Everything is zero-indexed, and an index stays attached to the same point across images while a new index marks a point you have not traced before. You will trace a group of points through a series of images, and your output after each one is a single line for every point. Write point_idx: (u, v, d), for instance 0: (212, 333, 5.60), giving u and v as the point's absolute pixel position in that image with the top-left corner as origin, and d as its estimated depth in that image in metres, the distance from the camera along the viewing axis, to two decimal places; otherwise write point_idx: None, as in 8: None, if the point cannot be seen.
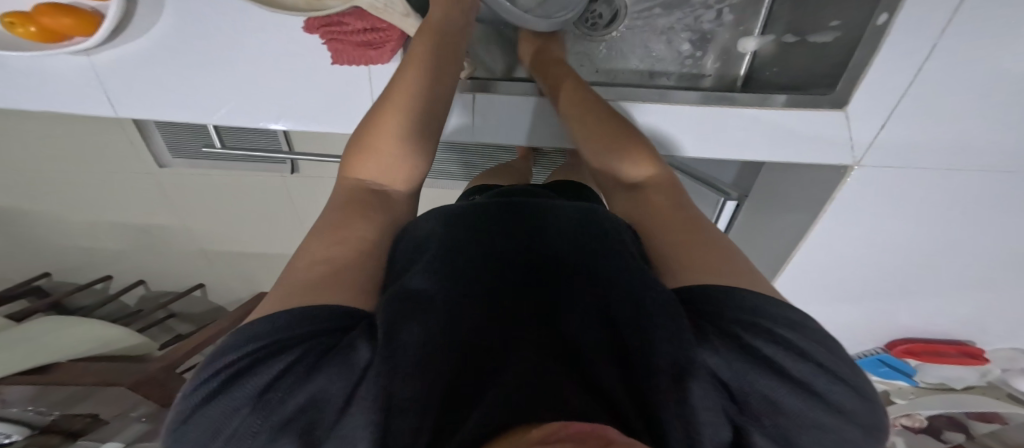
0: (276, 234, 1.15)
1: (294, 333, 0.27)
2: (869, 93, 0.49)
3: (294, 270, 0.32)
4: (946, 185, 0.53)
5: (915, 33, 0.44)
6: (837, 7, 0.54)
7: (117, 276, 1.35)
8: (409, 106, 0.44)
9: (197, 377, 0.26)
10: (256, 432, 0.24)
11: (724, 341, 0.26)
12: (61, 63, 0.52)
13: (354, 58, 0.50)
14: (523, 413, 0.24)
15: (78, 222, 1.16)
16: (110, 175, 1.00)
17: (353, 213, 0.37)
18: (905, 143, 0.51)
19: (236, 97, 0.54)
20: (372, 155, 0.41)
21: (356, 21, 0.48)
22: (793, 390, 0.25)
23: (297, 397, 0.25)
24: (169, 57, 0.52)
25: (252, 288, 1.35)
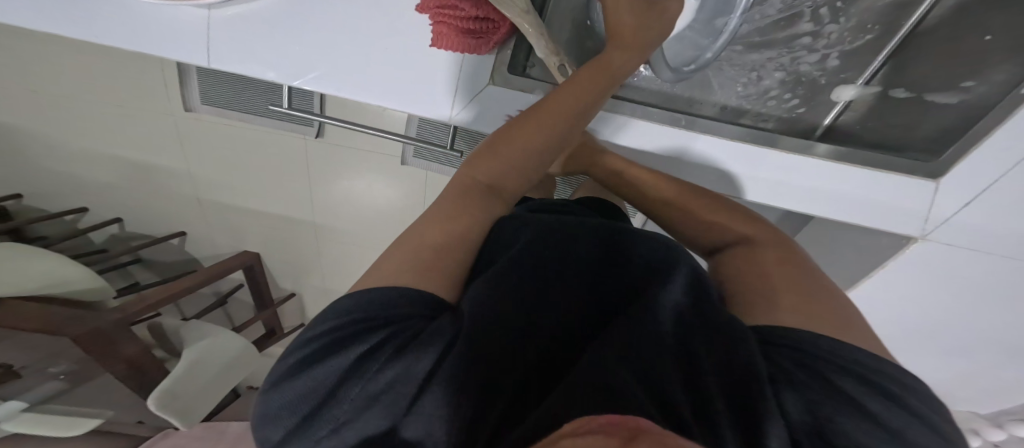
0: (281, 193, 1.17)
1: (383, 316, 0.29)
2: (988, 161, 0.42)
3: (394, 252, 0.33)
4: (1003, 274, 0.50)
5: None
6: (970, 68, 0.48)
7: (92, 210, 1.29)
8: (546, 145, 0.43)
9: (298, 341, 0.30)
10: (346, 402, 0.27)
11: (807, 380, 0.25)
12: (181, 14, 0.47)
13: (453, 43, 0.43)
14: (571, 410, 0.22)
15: (85, 147, 1.15)
16: (135, 108, 1.05)
17: (458, 209, 0.37)
18: (983, 225, 0.46)
19: (328, 64, 0.46)
20: (495, 163, 0.41)
21: (472, 6, 0.41)
22: (888, 438, 0.22)
23: (381, 380, 0.27)
24: (286, 20, 0.46)
25: (236, 245, 1.32)
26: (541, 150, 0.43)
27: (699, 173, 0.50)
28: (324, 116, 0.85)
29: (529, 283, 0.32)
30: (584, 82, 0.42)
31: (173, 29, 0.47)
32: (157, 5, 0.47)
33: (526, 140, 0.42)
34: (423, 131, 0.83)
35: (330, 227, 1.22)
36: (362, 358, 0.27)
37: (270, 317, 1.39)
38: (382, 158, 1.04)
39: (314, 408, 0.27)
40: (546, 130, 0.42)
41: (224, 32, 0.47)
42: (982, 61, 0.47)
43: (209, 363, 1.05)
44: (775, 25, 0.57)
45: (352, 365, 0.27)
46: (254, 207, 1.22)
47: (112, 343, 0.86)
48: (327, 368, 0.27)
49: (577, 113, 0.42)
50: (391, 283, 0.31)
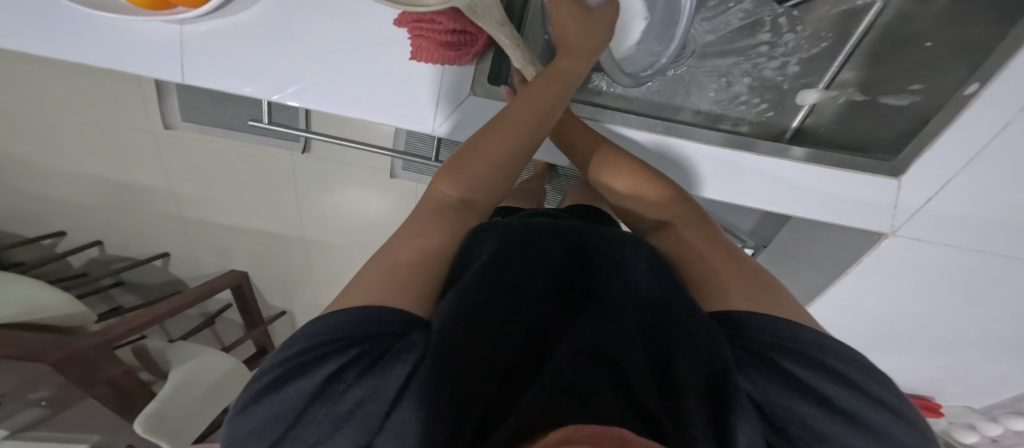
0: (268, 209, 1.16)
1: (354, 333, 0.29)
2: (941, 156, 0.44)
3: (375, 269, 0.34)
4: (975, 267, 0.51)
5: (995, 113, 0.41)
6: (916, 72, 0.52)
7: (71, 233, 1.27)
8: (514, 154, 0.42)
9: (270, 362, 0.30)
10: (321, 419, 0.27)
11: (763, 370, 0.29)
12: (153, 30, 0.47)
13: (433, 56, 0.44)
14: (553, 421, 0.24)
15: (64, 168, 1.14)
16: (116, 128, 1.04)
17: (435, 224, 0.38)
18: (947, 217, 0.47)
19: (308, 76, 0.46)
20: (463, 177, 0.41)
21: (449, 20, 0.41)
22: (832, 417, 0.26)
23: (351, 397, 0.27)
24: (263, 33, 0.46)
25: (222, 264, 1.30)
26: (509, 157, 0.42)
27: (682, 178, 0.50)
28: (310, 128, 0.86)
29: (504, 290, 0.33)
30: (539, 92, 0.43)
31: (147, 46, 0.47)
32: (131, 23, 0.46)
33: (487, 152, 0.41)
34: (411, 144, 0.84)
35: (318, 241, 1.21)
36: (333, 376, 0.28)
37: (260, 335, 1.36)
38: (371, 170, 1.05)
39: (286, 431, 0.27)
40: (514, 139, 0.42)
41: (197, 47, 0.47)
42: (931, 66, 0.51)
43: (197, 383, 1.02)
44: (738, 33, 0.60)
45: (323, 384, 0.28)
46: (239, 224, 1.21)
47: (93, 369, 0.83)
48: (298, 389, 0.28)
49: (534, 120, 0.42)
50: (360, 303, 0.31)
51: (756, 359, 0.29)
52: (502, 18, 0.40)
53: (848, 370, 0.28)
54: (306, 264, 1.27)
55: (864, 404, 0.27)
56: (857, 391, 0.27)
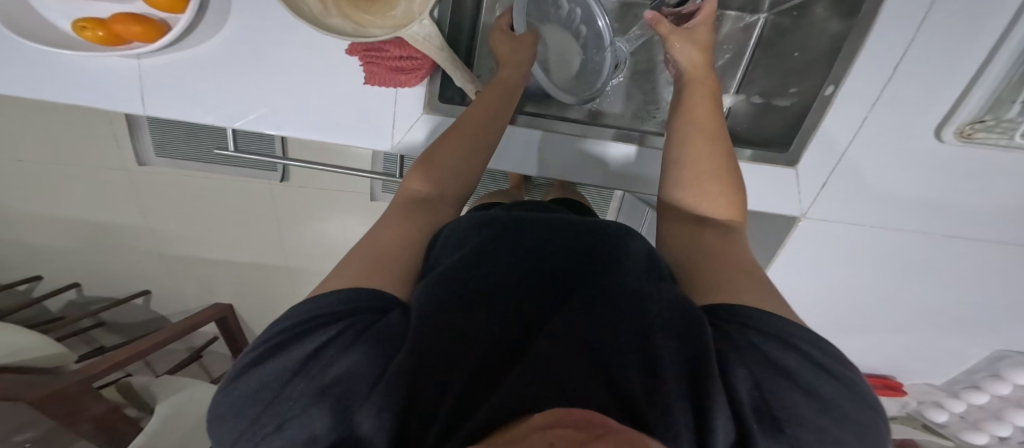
0: (250, 239, 1.18)
1: (345, 311, 0.34)
2: (813, 148, 0.56)
3: (355, 257, 0.39)
4: (880, 242, 0.61)
5: (844, 107, 0.54)
6: (798, 77, 0.62)
7: (47, 277, 1.26)
8: (473, 149, 0.51)
9: (267, 333, 0.34)
10: (303, 391, 0.31)
11: (756, 361, 0.31)
12: (111, 65, 0.51)
13: (385, 81, 0.50)
14: (530, 397, 0.27)
15: (36, 212, 1.13)
16: (89, 170, 1.04)
17: (412, 216, 0.45)
18: (843, 198, 0.58)
19: (266, 101, 0.52)
20: (430, 170, 0.49)
21: (395, 48, 0.48)
22: (808, 402, 0.29)
23: (336, 369, 0.31)
24: (220, 64, 0.51)
25: (206, 297, 1.30)
26: (467, 151, 0.51)
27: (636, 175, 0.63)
28: (287, 157, 0.83)
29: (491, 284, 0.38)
30: (489, 97, 0.55)
31: (109, 78, 0.51)
32: (94, 59, 0.51)
33: (450, 147, 0.50)
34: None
35: (304, 268, 1.23)
36: (322, 351, 0.32)
37: None
38: (350, 195, 1.06)
39: (275, 398, 0.31)
40: (472, 136, 0.51)
41: (157, 78, 0.52)
42: (800, 72, 0.61)
43: (186, 414, 1.02)
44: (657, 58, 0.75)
45: (312, 358, 0.32)
46: (220, 257, 1.21)
47: (78, 407, 0.85)
48: (289, 359, 0.32)
49: (487, 120, 0.53)
50: (348, 286, 0.36)
51: (746, 350, 0.31)
52: (439, 44, 0.48)
53: (819, 354, 0.31)
54: (293, 292, 1.28)
55: (840, 393, 0.29)
56: (827, 376, 0.30)
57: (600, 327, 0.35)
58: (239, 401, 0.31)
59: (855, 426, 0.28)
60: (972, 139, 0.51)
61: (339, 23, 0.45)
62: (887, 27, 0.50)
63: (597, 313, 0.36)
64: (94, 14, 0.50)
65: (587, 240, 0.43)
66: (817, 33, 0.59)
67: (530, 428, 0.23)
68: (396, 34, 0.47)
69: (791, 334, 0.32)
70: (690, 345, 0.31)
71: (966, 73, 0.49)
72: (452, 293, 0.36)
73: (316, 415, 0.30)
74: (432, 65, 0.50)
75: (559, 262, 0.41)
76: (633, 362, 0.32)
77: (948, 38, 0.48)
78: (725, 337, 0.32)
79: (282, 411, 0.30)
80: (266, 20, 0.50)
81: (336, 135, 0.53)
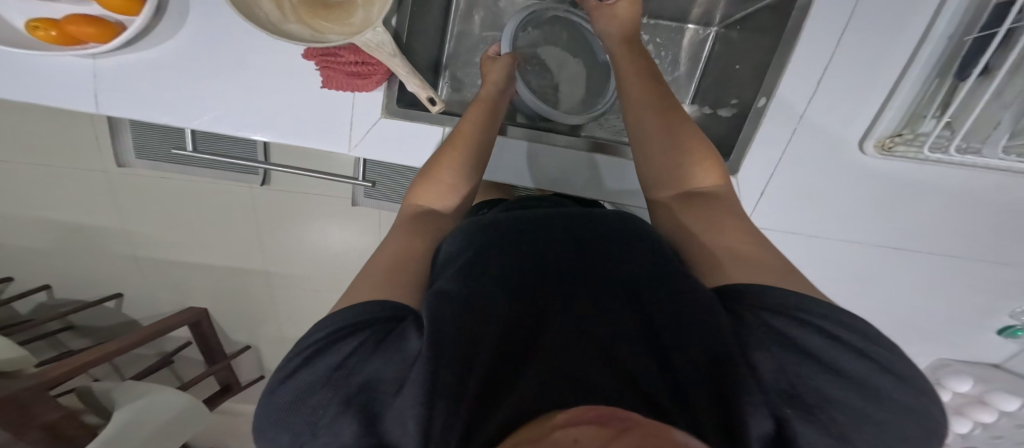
0: (227, 243, 1.15)
1: (369, 320, 0.34)
2: (752, 155, 0.57)
3: (374, 271, 0.40)
4: (827, 252, 0.61)
5: (779, 117, 0.55)
6: (736, 88, 0.64)
7: (18, 279, 1.23)
8: (467, 165, 0.53)
9: (297, 349, 0.34)
10: (330, 398, 0.31)
11: (780, 345, 0.33)
12: (67, 63, 0.54)
13: (342, 84, 0.54)
14: (556, 403, 0.31)
15: (8, 212, 1.11)
16: (63, 170, 1.04)
17: (417, 231, 0.47)
18: (786, 207, 0.58)
19: (217, 106, 0.56)
20: (430, 183, 0.52)
21: (350, 54, 0.53)
22: (835, 381, 0.31)
23: (363, 374, 0.32)
24: (172, 67, 0.55)
25: (181, 301, 1.27)
26: (462, 168, 0.53)
27: (596, 183, 0.62)
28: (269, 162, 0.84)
29: (513, 287, 0.39)
30: (473, 112, 0.56)
31: (61, 77, 0.54)
32: (46, 59, 0.54)
33: (443, 169, 0.52)
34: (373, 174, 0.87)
35: (282, 274, 1.19)
36: (346, 359, 0.32)
37: (223, 372, 1.33)
38: (334, 199, 1.06)
39: (306, 409, 0.31)
40: (465, 153, 0.53)
41: (108, 78, 0.55)
42: (740, 84, 0.63)
43: (145, 420, 1.00)
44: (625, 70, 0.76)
45: (335, 367, 0.32)
46: (195, 260, 1.19)
47: (29, 413, 0.82)
48: (315, 371, 0.32)
49: (474, 134, 0.54)
50: (360, 299, 0.36)
51: (770, 335, 0.33)
52: (391, 49, 0.50)
53: (847, 336, 0.33)
54: (271, 299, 1.24)
55: (871, 370, 0.31)
56: (857, 355, 0.32)
57: (621, 328, 0.38)
58: (270, 417, 0.32)
59: (896, 407, 0.30)
60: (891, 152, 0.52)
61: (297, 28, 0.52)
62: (811, 41, 0.53)
63: (619, 314, 0.39)
64: (49, 15, 0.54)
65: (602, 234, 0.44)
66: (753, 47, 0.62)
67: (558, 424, 0.26)
68: (350, 41, 0.52)
69: (814, 317, 0.34)
70: (716, 341, 0.34)
71: (880, 93, 0.53)
72: (472, 297, 0.37)
73: (346, 419, 0.29)
74: (387, 71, 0.54)
75: (574, 258, 0.42)
76: (657, 361, 0.37)
77: (859, 56, 0.53)
78: (750, 327, 0.34)
79: (312, 421, 0.30)
80: (218, 28, 0.54)
81: (291, 139, 0.57)
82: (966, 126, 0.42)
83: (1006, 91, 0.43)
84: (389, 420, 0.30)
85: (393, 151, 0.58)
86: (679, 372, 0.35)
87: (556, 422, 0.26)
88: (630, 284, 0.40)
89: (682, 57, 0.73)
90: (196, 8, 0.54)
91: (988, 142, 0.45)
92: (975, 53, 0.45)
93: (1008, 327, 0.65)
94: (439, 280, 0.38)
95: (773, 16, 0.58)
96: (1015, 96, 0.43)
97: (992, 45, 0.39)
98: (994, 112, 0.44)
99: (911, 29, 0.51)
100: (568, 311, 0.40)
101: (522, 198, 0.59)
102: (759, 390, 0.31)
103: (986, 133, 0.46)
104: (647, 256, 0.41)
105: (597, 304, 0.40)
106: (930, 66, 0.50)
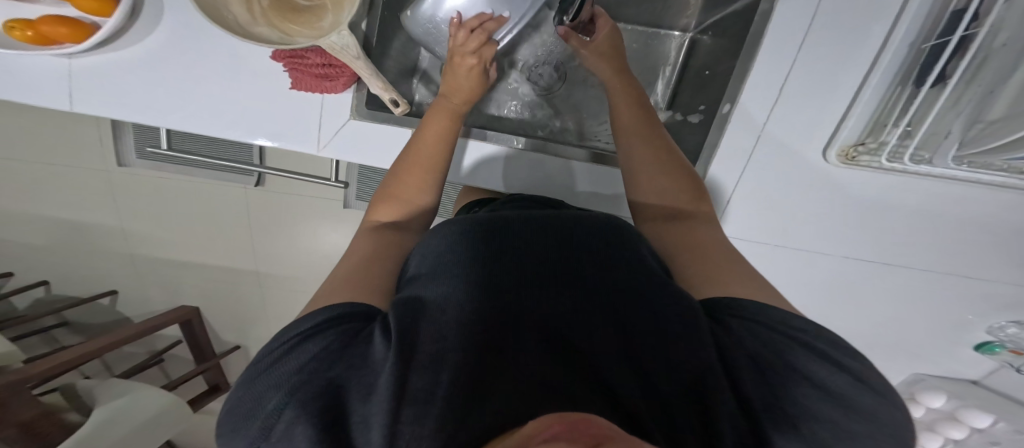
0: (218, 243, 1.16)
1: (333, 323, 0.33)
2: (719, 160, 0.57)
3: (337, 277, 0.40)
4: (793, 262, 0.61)
5: (750, 119, 0.55)
6: (703, 95, 0.64)
7: (19, 275, 1.25)
8: (427, 181, 0.52)
9: (264, 350, 0.33)
10: (287, 404, 0.29)
11: (770, 362, 0.31)
12: (43, 63, 0.56)
13: (311, 86, 0.56)
14: (526, 414, 0.28)
15: (7, 209, 1.14)
16: (61, 168, 1.06)
17: (381, 236, 0.46)
18: (756, 217, 0.59)
19: (188, 106, 0.58)
20: (394, 201, 0.50)
21: (316, 57, 0.55)
22: (832, 403, 0.29)
23: (324, 378, 0.30)
24: (149, 67, 0.57)
25: (173, 300, 1.28)
26: (421, 192, 0.52)
27: (569, 182, 0.62)
28: (264, 166, 0.89)
29: (489, 281, 0.34)
30: (435, 133, 0.53)
31: (40, 76, 0.57)
32: (25, 58, 0.56)
33: (402, 193, 0.51)
34: (362, 177, 0.88)
35: (273, 274, 1.20)
36: (306, 363, 0.30)
37: (210, 371, 1.33)
38: (325, 202, 1.07)
39: (261, 413, 0.29)
40: (422, 176, 0.52)
41: (84, 78, 0.57)
42: (708, 91, 0.63)
43: (123, 422, 1.01)
44: None
45: (293, 372, 0.30)
46: (187, 258, 1.20)
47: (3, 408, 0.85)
48: (273, 376, 0.31)
49: (436, 157, 0.52)
50: (338, 301, 0.35)
51: (757, 352, 0.32)
52: (355, 53, 0.52)
53: (823, 347, 0.32)
54: (260, 298, 1.25)
55: (851, 385, 0.30)
56: (834, 368, 0.31)
57: (607, 331, 0.33)
58: (234, 415, 0.31)
59: (873, 420, 0.29)
60: (855, 162, 0.52)
61: (263, 31, 0.54)
62: (775, 48, 0.53)
63: (603, 315, 0.34)
64: (26, 17, 0.56)
65: (587, 223, 0.39)
66: (723, 52, 0.61)
67: (527, 438, 0.23)
68: (316, 44, 0.54)
69: (778, 325, 0.33)
70: (697, 361, 0.31)
71: (843, 99, 0.53)
72: (445, 296, 0.33)
73: (299, 424, 0.27)
74: (353, 73, 0.56)
75: (557, 246, 0.37)
76: (633, 370, 0.32)
77: (820, 63, 0.53)
78: (735, 338, 0.32)
79: (265, 426, 0.28)
80: (191, 32, 0.57)
81: (263, 140, 0.59)
82: (922, 133, 0.44)
83: (960, 99, 0.45)
84: (355, 427, 0.28)
85: (363, 152, 0.60)
86: (662, 386, 0.31)
87: (526, 433, 0.23)
88: (617, 279, 0.36)
89: (670, 62, 0.72)
90: (168, 11, 0.56)
91: (940, 152, 0.47)
92: (932, 62, 0.45)
93: (985, 342, 0.64)
94: (411, 284, 0.37)
95: (743, 22, 0.57)
96: (968, 102, 0.45)
97: (946, 53, 0.40)
98: (950, 119, 0.47)
99: (875, 37, 0.51)
100: (555, 304, 0.34)
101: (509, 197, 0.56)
102: (736, 408, 0.29)
103: (938, 143, 0.48)
104: (639, 255, 0.38)
105: (581, 298, 0.34)
106: (890, 73, 0.50)
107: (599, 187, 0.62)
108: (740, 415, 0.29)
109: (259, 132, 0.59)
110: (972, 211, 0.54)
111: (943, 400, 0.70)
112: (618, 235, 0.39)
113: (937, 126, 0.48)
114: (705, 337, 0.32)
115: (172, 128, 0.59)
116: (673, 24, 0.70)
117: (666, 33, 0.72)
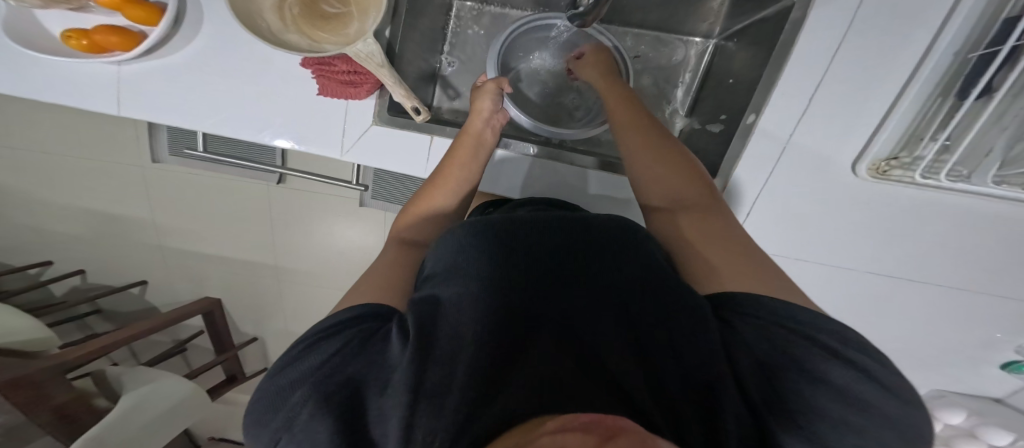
0: (241, 238, 1.20)
1: (353, 324, 0.35)
2: (744, 165, 0.56)
3: (366, 280, 0.42)
4: (809, 273, 0.61)
5: (778, 128, 0.55)
6: (724, 104, 0.64)
7: (56, 263, 1.32)
8: (451, 204, 0.54)
9: (290, 350, 0.34)
10: (311, 397, 0.30)
11: (796, 374, 0.31)
12: (94, 70, 0.60)
13: (336, 93, 0.59)
14: (534, 405, 0.27)
15: (47, 200, 1.20)
16: (99, 163, 1.11)
17: (403, 248, 0.48)
18: (773, 226, 0.59)
19: (222, 110, 0.61)
20: (416, 220, 0.52)
21: (342, 64, 0.57)
22: (847, 408, 0.29)
23: (343, 373, 0.31)
24: (186, 72, 0.60)
25: (198, 291, 1.34)
26: (444, 213, 0.54)
27: (579, 189, 0.63)
28: (286, 167, 0.92)
29: (504, 279, 0.35)
30: (456, 158, 0.55)
31: (90, 82, 0.60)
32: (75, 64, 0.60)
33: (425, 213, 0.53)
34: (379, 177, 0.91)
35: (293, 269, 1.24)
36: (328, 359, 0.32)
37: (230, 361, 1.38)
38: (345, 201, 1.10)
39: (284, 405, 0.31)
40: (441, 199, 0.53)
41: (128, 82, 0.60)
42: (729, 101, 0.63)
43: (147, 409, 1.05)
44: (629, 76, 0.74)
45: (317, 366, 0.32)
46: (212, 252, 1.25)
47: (43, 393, 0.90)
48: (296, 370, 0.32)
49: (458, 183, 0.54)
50: (359, 303, 0.38)
51: (769, 351, 0.32)
52: (379, 61, 0.53)
53: (830, 345, 0.32)
54: (280, 291, 1.29)
55: (864, 387, 0.30)
56: (845, 364, 0.31)
57: (618, 330, 0.34)
58: (258, 407, 0.32)
59: (874, 419, 0.29)
60: (887, 176, 0.52)
61: (294, 38, 0.56)
62: (800, 58, 0.53)
63: (613, 315, 0.35)
64: (81, 26, 0.60)
65: (601, 225, 0.40)
66: (745, 62, 0.62)
67: (546, 431, 0.23)
68: (343, 51, 0.56)
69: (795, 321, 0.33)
70: (706, 366, 0.31)
71: (880, 109, 0.52)
72: (460, 295, 0.34)
73: (320, 418, 0.28)
74: (375, 80, 0.58)
75: (570, 248, 0.37)
76: (644, 369, 0.32)
77: (852, 71, 0.52)
78: (743, 342, 0.33)
79: (287, 417, 0.30)
80: (227, 40, 0.60)
81: (291, 142, 0.61)
82: (962, 149, 0.44)
83: (1004, 116, 0.44)
84: (373, 421, 0.29)
85: (382, 156, 0.62)
86: (670, 385, 0.31)
87: (548, 429, 0.23)
88: (631, 279, 0.36)
89: (690, 69, 0.72)
90: (208, 20, 0.59)
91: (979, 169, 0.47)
92: (977, 73, 0.44)
93: (1013, 361, 0.64)
94: (426, 285, 0.37)
95: (771, 29, 0.57)
96: (1013, 119, 0.44)
97: (995, 63, 0.40)
98: (992, 136, 0.46)
99: (915, 45, 0.50)
100: (567, 305, 0.34)
101: (523, 201, 0.55)
102: (740, 411, 0.30)
103: (979, 160, 0.47)
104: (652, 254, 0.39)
105: (591, 298, 0.35)
106: (933, 82, 0.49)
107: (610, 187, 0.63)
108: (752, 426, 0.29)
109: (285, 134, 0.61)
110: (999, 224, 0.53)
111: (962, 417, 0.70)
112: (627, 235, 0.40)
113: (979, 143, 0.47)
114: (715, 339, 0.32)
115: (207, 131, 0.62)
116: (694, 31, 0.70)
117: (687, 38, 0.72)
